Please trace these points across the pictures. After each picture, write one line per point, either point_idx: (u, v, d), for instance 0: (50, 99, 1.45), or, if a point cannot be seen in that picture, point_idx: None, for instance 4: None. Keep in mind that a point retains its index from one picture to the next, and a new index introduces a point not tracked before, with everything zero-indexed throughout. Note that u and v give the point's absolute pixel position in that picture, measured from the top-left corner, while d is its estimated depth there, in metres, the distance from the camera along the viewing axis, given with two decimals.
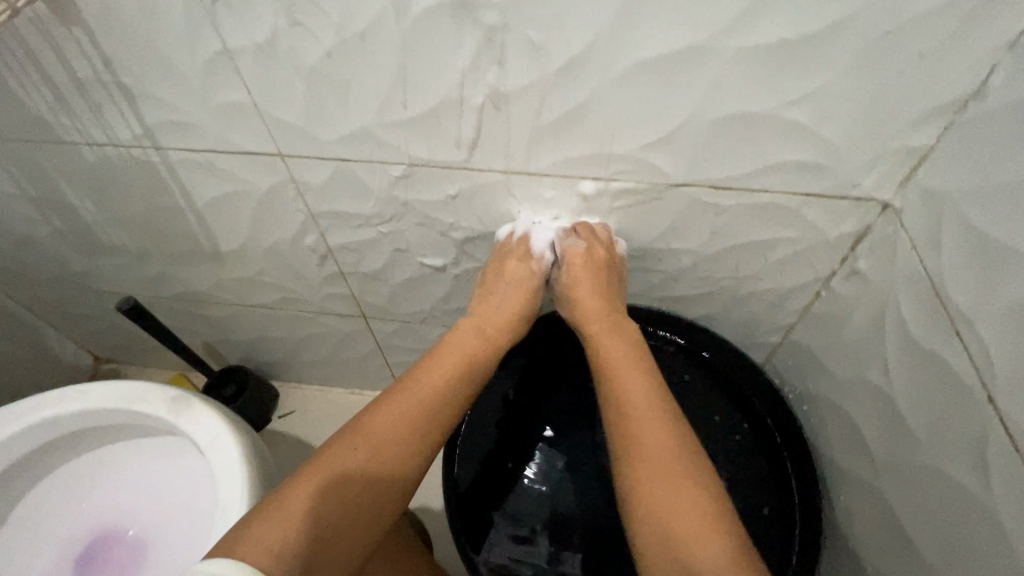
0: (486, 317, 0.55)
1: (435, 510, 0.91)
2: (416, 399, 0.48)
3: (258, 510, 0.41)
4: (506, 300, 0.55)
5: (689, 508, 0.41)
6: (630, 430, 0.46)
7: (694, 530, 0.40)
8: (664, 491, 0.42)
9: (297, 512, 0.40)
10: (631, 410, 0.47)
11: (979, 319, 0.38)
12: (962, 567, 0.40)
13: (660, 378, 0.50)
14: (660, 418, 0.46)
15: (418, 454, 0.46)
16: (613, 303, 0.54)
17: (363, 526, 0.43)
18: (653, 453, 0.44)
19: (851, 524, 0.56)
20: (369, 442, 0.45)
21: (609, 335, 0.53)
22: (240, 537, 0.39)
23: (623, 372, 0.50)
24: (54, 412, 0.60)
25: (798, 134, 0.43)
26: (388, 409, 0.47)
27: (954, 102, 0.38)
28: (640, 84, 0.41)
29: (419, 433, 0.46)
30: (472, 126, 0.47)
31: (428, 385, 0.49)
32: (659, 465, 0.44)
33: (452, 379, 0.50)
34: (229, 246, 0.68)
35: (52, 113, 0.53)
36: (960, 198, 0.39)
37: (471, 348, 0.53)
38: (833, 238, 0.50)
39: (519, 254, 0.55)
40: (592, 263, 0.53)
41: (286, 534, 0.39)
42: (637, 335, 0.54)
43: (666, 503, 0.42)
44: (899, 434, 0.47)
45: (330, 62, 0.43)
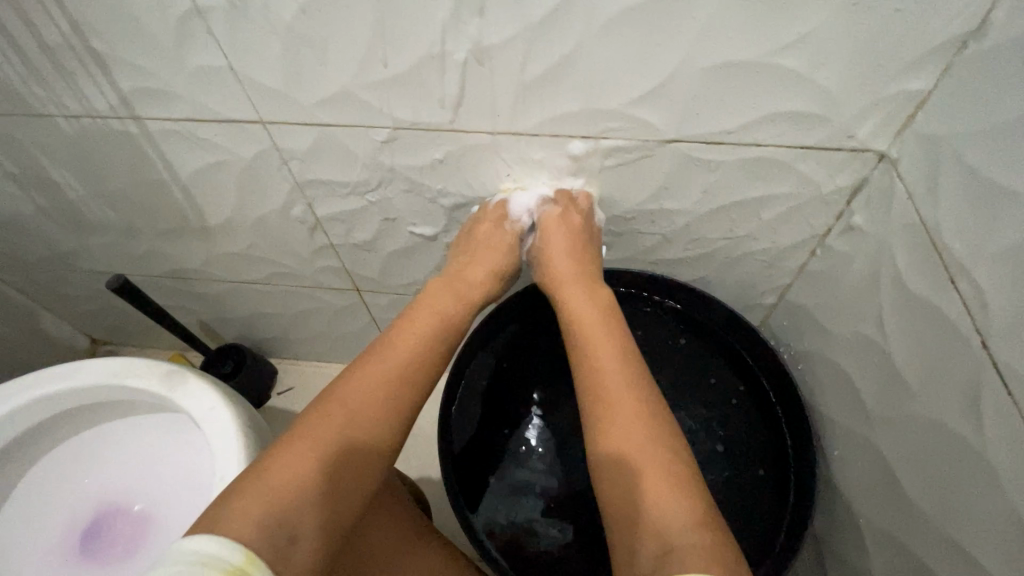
0: (461, 281, 0.55)
1: (434, 480, 0.91)
2: (387, 368, 0.47)
3: (237, 487, 0.39)
4: (485, 261, 0.56)
5: (657, 469, 0.40)
6: (599, 390, 0.46)
7: (660, 485, 0.39)
8: (637, 457, 0.41)
9: (280, 484, 0.39)
10: (600, 376, 0.47)
11: (978, 266, 0.37)
12: (957, 514, 0.40)
13: (631, 346, 0.49)
14: (631, 381, 0.46)
15: (389, 424, 0.45)
16: (588, 270, 0.54)
17: (339, 499, 0.41)
18: (622, 416, 0.44)
19: (843, 477, 0.56)
20: (342, 411, 0.44)
21: (584, 301, 0.52)
22: (223, 509, 0.37)
23: (594, 340, 0.49)
24: (46, 391, 0.59)
25: (792, 82, 0.41)
26: (361, 379, 0.46)
27: (954, 42, 0.36)
28: (627, 33, 0.40)
29: (390, 404, 0.46)
30: (455, 85, 0.45)
31: (400, 351, 0.49)
32: (627, 426, 0.43)
33: (422, 344, 0.50)
34: (217, 220, 0.67)
35: (26, 84, 0.52)
36: (959, 142, 0.38)
37: (445, 313, 0.53)
38: (828, 193, 0.49)
39: (498, 218, 0.56)
40: (568, 225, 0.54)
41: (267, 505, 0.37)
42: (611, 303, 0.53)
43: (639, 468, 0.40)
44: (893, 384, 0.46)
45: (305, 19, 0.42)
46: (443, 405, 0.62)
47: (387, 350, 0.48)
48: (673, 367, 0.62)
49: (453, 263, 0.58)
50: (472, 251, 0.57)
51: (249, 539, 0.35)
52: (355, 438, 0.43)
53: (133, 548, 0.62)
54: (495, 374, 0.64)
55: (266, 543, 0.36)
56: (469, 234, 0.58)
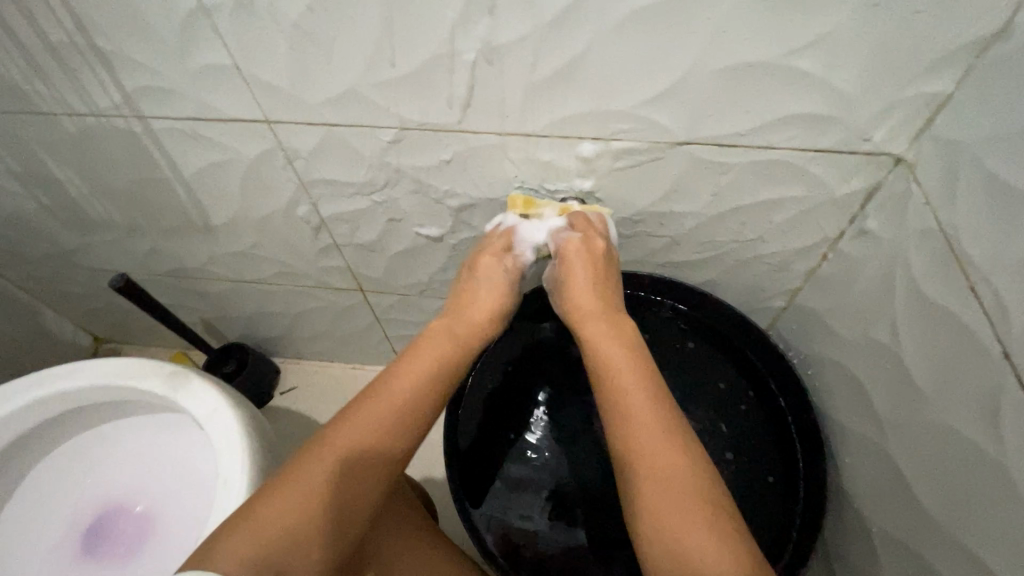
0: (462, 316, 0.52)
1: (438, 482, 0.91)
2: (386, 411, 0.45)
3: (229, 526, 0.39)
4: (484, 294, 0.53)
5: (702, 528, 0.38)
6: (629, 437, 0.43)
7: (711, 552, 0.37)
8: (678, 519, 0.39)
9: (268, 528, 0.39)
10: (630, 420, 0.43)
11: (997, 272, 0.36)
12: (972, 524, 0.40)
13: (660, 382, 0.46)
14: (664, 425, 0.43)
15: (385, 466, 0.44)
16: (610, 299, 0.51)
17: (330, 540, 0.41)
18: (656, 470, 0.41)
19: (855, 485, 0.55)
20: (336, 456, 0.42)
21: (608, 333, 0.49)
22: (213, 547, 0.38)
23: (622, 380, 0.45)
24: (45, 392, 0.59)
25: (808, 85, 0.40)
26: (358, 423, 0.44)
27: (975, 44, 0.36)
28: (640, 33, 0.39)
29: (386, 446, 0.44)
30: (464, 85, 0.44)
31: (397, 392, 0.46)
32: (664, 482, 0.40)
33: (421, 381, 0.47)
34: (220, 220, 0.67)
35: (28, 81, 0.51)
36: (979, 147, 0.37)
37: (445, 351, 0.49)
38: (842, 196, 0.49)
39: (501, 251, 0.54)
40: (585, 255, 0.51)
41: (258, 547, 0.38)
42: (636, 334, 0.49)
43: (681, 530, 0.38)
44: (906, 392, 0.46)
45: (312, 18, 0.41)
46: (448, 408, 0.62)
47: (382, 389, 0.46)
48: (681, 371, 0.61)
49: (453, 295, 0.55)
50: (472, 283, 0.54)
51: None
52: (350, 483, 0.42)
53: (135, 549, 0.62)
54: (501, 377, 0.64)
55: None
56: (469, 267, 0.55)
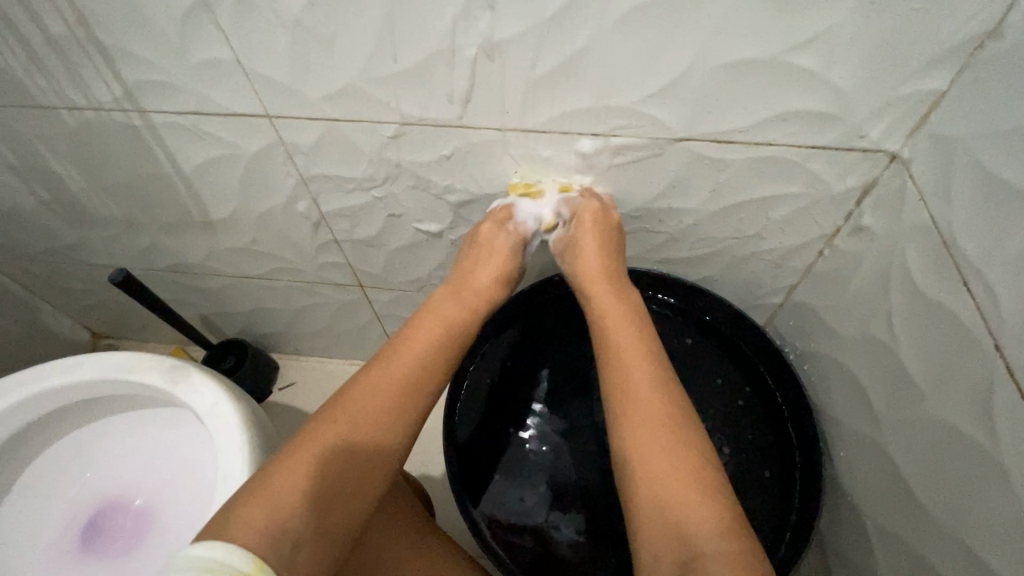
0: (466, 289, 0.55)
1: (436, 478, 0.91)
2: (398, 372, 0.47)
3: (244, 493, 0.39)
4: (489, 267, 0.55)
5: (679, 468, 0.41)
6: (624, 389, 0.46)
7: (686, 490, 0.40)
8: (660, 461, 0.42)
9: (285, 493, 0.39)
10: (626, 375, 0.47)
11: (990, 267, 0.37)
12: (967, 517, 0.40)
13: (657, 346, 0.49)
14: (658, 382, 0.46)
15: (400, 425, 0.46)
16: (614, 268, 0.54)
17: (348, 500, 0.42)
18: (646, 418, 0.44)
19: (850, 480, 0.56)
20: (350, 415, 0.44)
21: (610, 298, 0.52)
22: (228, 517, 0.37)
23: (621, 348, 0.48)
24: (44, 386, 0.59)
25: (805, 81, 0.41)
26: (372, 385, 0.46)
27: (970, 42, 0.36)
28: (640, 30, 0.39)
29: (402, 406, 0.46)
30: (465, 81, 0.45)
31: (408, 355, 0.49)
32: (652, 430, 0.43)
33: (431, 348, 0.50)
34: (220, 215, 0.67)
35: (28, 74, 0.51)
36: (974, 144, 0.37)
37: (452, 320, 0.53)
38: (839, 193, 0.49)
39: (501, 220, 0.55)
40: (600, 224, 0.53)
41: (275, 513, 0.38)
42: (637, 302, 0.53)
43: (662, 471, 0.41)
44: (902, 387, 0.46)
45: (314, 13, 0.41)
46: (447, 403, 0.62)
47: (396, 354, 0.49)
48: (680, 367, 0.62)
49: (457, 271, 0.57)
50: (479, 257, 0.56)
51: (256, 546, 0.36)
52: (364, 443, 0.44)
53: (134, 543, 0.62)
54: (501, 372, 0.64)
55: (272, 554, 0.36)
56: (473, 241, 0.57)
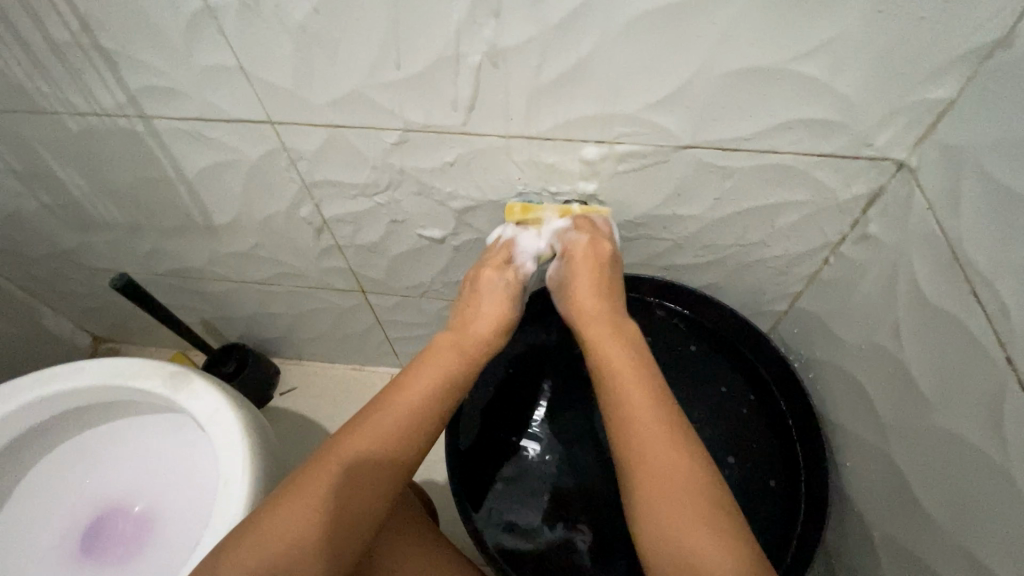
0: (468, 330, 0.52)
1: (438, 484, 0.91)
2: (386, 423, 0.44)
3: (237, 533, 0.40)
4: (489, 307, 0.53)
5: (704, 529, 0.38)
6: (632, 441, 0.43)
7: (717, 558, 0.37)
8: (681, 522, 0.39)
9: (275, 539, 0.39)
10: (633, 424, 0.43)
11: (1000, 277, 0.36)
12: (975, 529, 0.40)
13: (663, 387, 0.46)
14: (666, 431, 0.43)
15: (388, 477, 0.43)
16: (613, 304, 0.51)
17: (331, 561, 0.40)
18: (660, 474, 0.41)
19: (856, 489, 0.55)
20: (333, 471, 0.42)
21: (610, 338, 0.49)
22: (223, 554, 0.39)
23: (625, 394, 0.45)
24: (45, 392, 0.59)
25: (812, 90, 0.41)
26: (357, 436, 0.43)
27: (978, 51, 0.36)
28: (645, 38, 0.39)
29: (387, 459, 0.43)
30: (469, 88, 0.45)
31: (398, 403, 0.45)
32: (668, 487, 0.40)
33: (422, 394, 0.46)
34: (222, 220, 0.67)
35: (31, 80, 0.51)
36: (982, 153, 0.37)
37: (448, 365, 0.49)
38: (845, 201, 0.49)
39: (502, 262, 0.54)
40: (591, 260, 0.51)
41: (263, 558, 0.39)
42: (639, 340, 0.49)
43: (686, 533, 0.38)
44: (909, 397, 0.46)
45: (318, 19, 0.41)
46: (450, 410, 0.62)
47: (385, 402, 0.46)
48: (684, 375, 0.61)
49: (456, 312, 0.55)
50: (476, 301, 0.54)
51: None
52: (350, 496, 0.42)
53: (134, 550, 0.62)
54: (503, 380, 0.64)
55: None
56: (471, 284, 0.55)
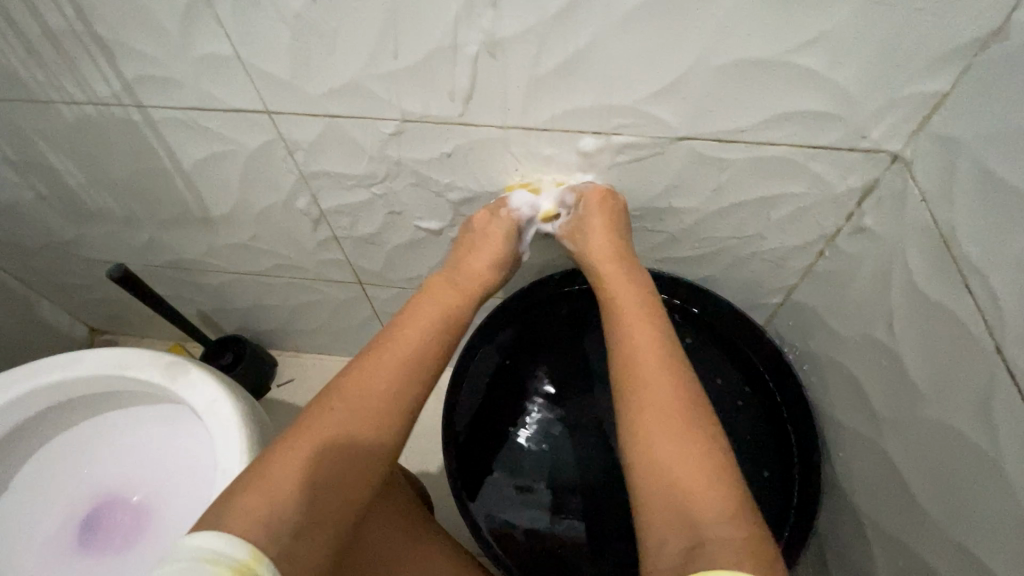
0: (463, 272, 0.56)
1: (435, 476, 0.91)
2: (398, 352, 0.48)
3: (244, 482, 0.39)
4: (487, 251, 0.56)
5: (686, 449, 0.41)
6: (633, 373, 0.47)
7: (695, 474, 0.40)
8: (667, 443, 0.42)
9: (286, 482, 0.39)
10: (637, 359, 0.47)
11: (992, 269, 0.37)
12: (966, 519, 0.40)
13: (669, 331, 0.50)
14: (668, 366, 0.46)
15: (399, 409, 0.46)
16: (626, 254, 0.54)
17: (348, 492, 0.42)
18: (658, 401, 0.44)
19: (849, 479, 0.56)
20: (351, 398, 0.45)
21: (622, 283, 0.52)
22: (225, 510, 0.37)
23: (632, 331, 0.49)
24: (42, 381, 0.59)
25: (808, 81, 0.41)
26: (372, 366, 0.47)
27: (973, 43, 0.36)
28: (643, 29, 0.39)
29: (401, 388, 0.47)
30: (467, 78, 0.45)
31: (410, 337, 0.50)
32: (661, 413, 0.44)
33: (426, 329, 0.51)
34: (219, 211, 0.67)
35: (26, 69, 0.51)
36: (976, 145, 0.37)
37: (447, 304, 0.54)
38: (840, 193, 0.49)
39: (495, 207, 0.56)
40: (607, 209, 0.52)
41: (272, 503, 0.38)
42: (649, 289, 0.53)
43: (668, 451, 0.42)
44: (902, 388, 0.46)
45: (315, 8, 0.41)
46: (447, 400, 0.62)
47: (396, 336, 0.49)
48: None
49: (455, 254, 0.58)
50: (473, 243, 0.57)
51: (253, 536, 0.36)
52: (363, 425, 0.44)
53: (132, 540, 0.62)
54: (499, 371, 0.64)
55: (268, 541, 0.36)
56: (467, 229, 0.58)
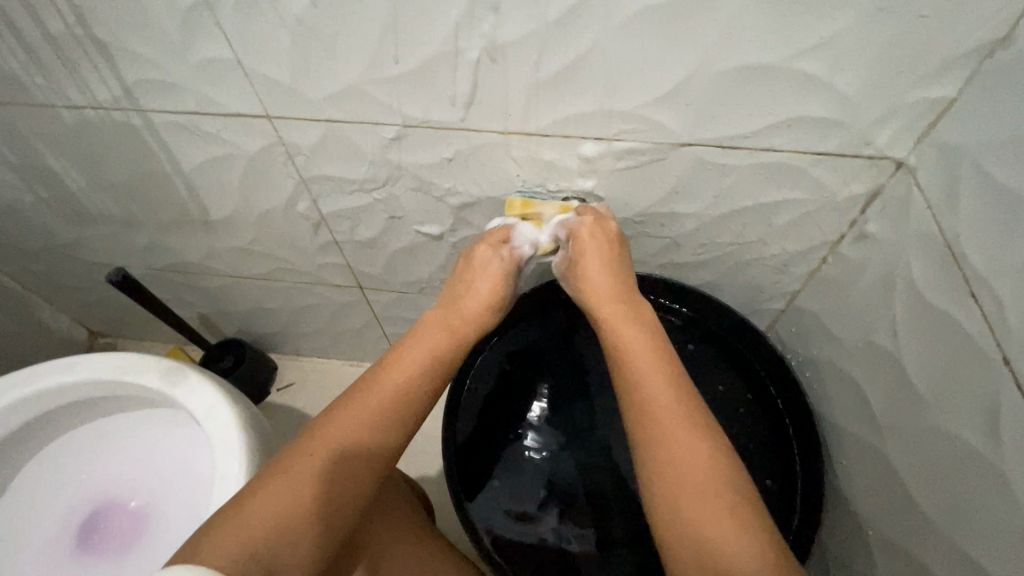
0: (456, 308, 0.53)
1: (435, 481, 0.91)
2: (378, 399, 0.45)
3: (209, 525, 0.39)
4: (481, 284, 0.53)
5: (720, 513, 0.38)
6: (646, 423, 0.43)
7: (737, 542, 0.36)
8: (698, 508, 0.38)
9: (248, 534, 0.38)
10: (649, 408, 0.43)
11: (997, 278, 0.36)
12: (969, 528, 0.40)
13: (679, 368, 0.46)
14: (684, 414, 0.42)
15: (377, 458, 0.44)
16: (625, 284, 0.50)
17: (319, 537, 0.41)
18: (678, 457, 0.40)
19: (852, 487, 0.56)
20: (324, 449, 0.42)
21: (626, 318, 0.48)
22: (190, 548, 0.38)
23: (641, 371, 0.45)
24: (40, 386, 0.58)
25: (811, 87, 0.40)
26: (349, 416, 0.44)
27: (978, 50, 0.36)
28: (646, 34, 0.39)
29: (378, 438, 0.44)
30: (467, 83, 0.44)
31: (392, 384, 0.46)
32: (686, 471, 0.40)
33: (413, 373, 0.47)
34: (219, 214, 0.66)
35: (26, 72, 0.51)
36: (981, 152, 0.37)
37: (438, 342, 0.50)
38: (843, 200, 0.49)
39: (497, 241, 0.53)
40: (600, 237, 0.51)
41: (231, 559, 0.37)
42: (654, 322, 0.49)
43: (698, 516, 0.38)
44: (905, 396, 0.46)
45: (315, 13, 0.41)
46: (447, 407, 0.61)
47: (377, 382, 0.46)
48: None
49: (449, 288, 0.55)
50: (468, 276, 0.54)
51: None
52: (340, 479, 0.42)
53: (130, 545, 0.62)
54: (500, 376, 0.64)
55: None
56: (467, 258, 0.55)
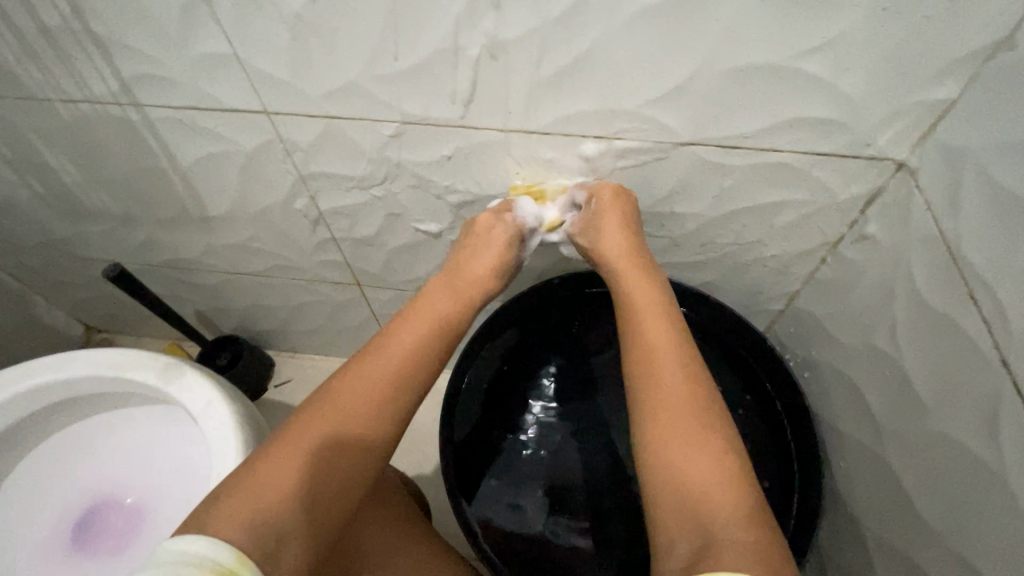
0: (462, 276, 0.54)
1: (433, 479, 0.91)
2: (389, 362, 0.47)
3: (226, 490, 0.39)
4: (487, 254, 0.54)
5: (706, 457, 0.40)
6: (652, 376, 0.45)
7: (714, 483, 0.39)
8: (686, 451, 0.41)
9: (268, 490, 0.39)
10: (655, 364, 0.45)
11: (997, 281, 0.36)
12: (970, 534, 0.40)
13: (687, 335, 0.48)
14: (686, 372, 0.45)
15: (387, 420, 0.45)
16: (640, 251, 0.52)
17: (326, 499, 0.41)
18: (676, 408, 0.43)
19: (850, 490, 0.56)
20: (339, 410, 0.44)
21: (640, 281, 0.50)
22: (208, 514, 0.37)
23: (647, 327, 0.48)
24: (35, 382, 0.58)
25: (813, 87, 0.40)
26: (360, 378, 0.45)
27: (980, 52, 0.36)
28: (648, 33, 0.38)
29: (388, 399, 0.45)
30: (468, 81, 0.44)
31: (402, 347, 0.48)
32: (681, 420, 0.42)
33: (423, 336, 0.49)
34: (216, 211, 0.66)
35: (22, 66, 0.50)
36: (983, 155, 0.37)
37: (446, 309, 0.52)
38: (843, 201, 0.49)
39: (501, 211, 0.54)
40: (620, 199, 0.50)
41: (251, 510, 0.37)
42: (667, 290, 0.51)
43: (683, 456, 0.40)
44: (907, 401, 0.46)
45: (314, 8, 0.40)
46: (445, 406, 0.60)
47: (391, 343, 0.48)
48: None
49: (454, 256, 0.56)
50: (472, 243, 0.55)
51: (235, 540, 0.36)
52: (347, 445, 0.43)
53: (125, 542, 0.61)
54: (498, 376, 0.63)
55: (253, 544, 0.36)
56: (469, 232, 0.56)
